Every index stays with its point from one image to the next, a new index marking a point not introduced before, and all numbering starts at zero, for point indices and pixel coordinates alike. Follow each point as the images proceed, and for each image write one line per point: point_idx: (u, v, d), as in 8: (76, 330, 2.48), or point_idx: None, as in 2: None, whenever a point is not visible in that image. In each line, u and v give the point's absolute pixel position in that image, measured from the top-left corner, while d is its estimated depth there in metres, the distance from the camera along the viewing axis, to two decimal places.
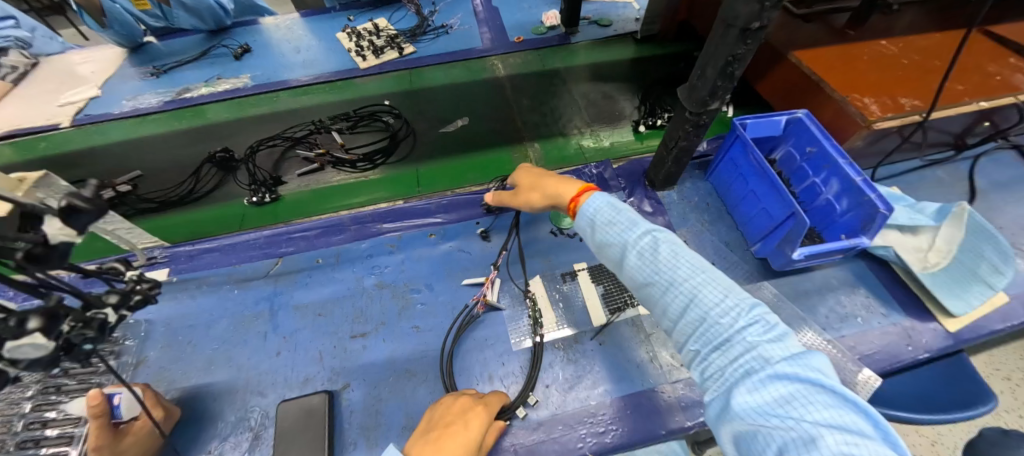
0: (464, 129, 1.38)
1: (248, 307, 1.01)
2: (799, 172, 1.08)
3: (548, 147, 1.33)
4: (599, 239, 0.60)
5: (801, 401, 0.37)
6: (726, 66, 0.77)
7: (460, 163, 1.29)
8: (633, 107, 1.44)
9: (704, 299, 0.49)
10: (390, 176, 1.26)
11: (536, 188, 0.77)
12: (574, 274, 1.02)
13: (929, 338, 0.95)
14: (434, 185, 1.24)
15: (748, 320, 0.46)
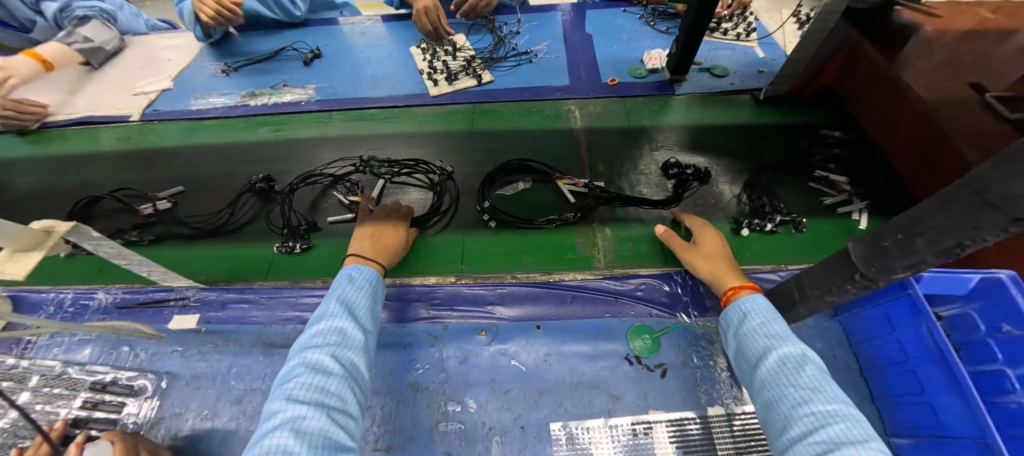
0: (524, 194, 1.19)
1: (269, 381, 0.90)
2: (979, 348, 0.80)
3: (625, 235, 1.09)
4: (745, 337, 0.67)
5: None
6: (955, 247, 0.51)
7: (517, 240, 1.10)
8: (734, 194, 1.15)
9: (826, 415, 0.49)
10: (434, 244, 1.10)
11: (698, 252, 0.92)
12: (648, 427, 0.81)
13: None
14: (479, 264, 1.06)
15: (864, 448, 0.44)
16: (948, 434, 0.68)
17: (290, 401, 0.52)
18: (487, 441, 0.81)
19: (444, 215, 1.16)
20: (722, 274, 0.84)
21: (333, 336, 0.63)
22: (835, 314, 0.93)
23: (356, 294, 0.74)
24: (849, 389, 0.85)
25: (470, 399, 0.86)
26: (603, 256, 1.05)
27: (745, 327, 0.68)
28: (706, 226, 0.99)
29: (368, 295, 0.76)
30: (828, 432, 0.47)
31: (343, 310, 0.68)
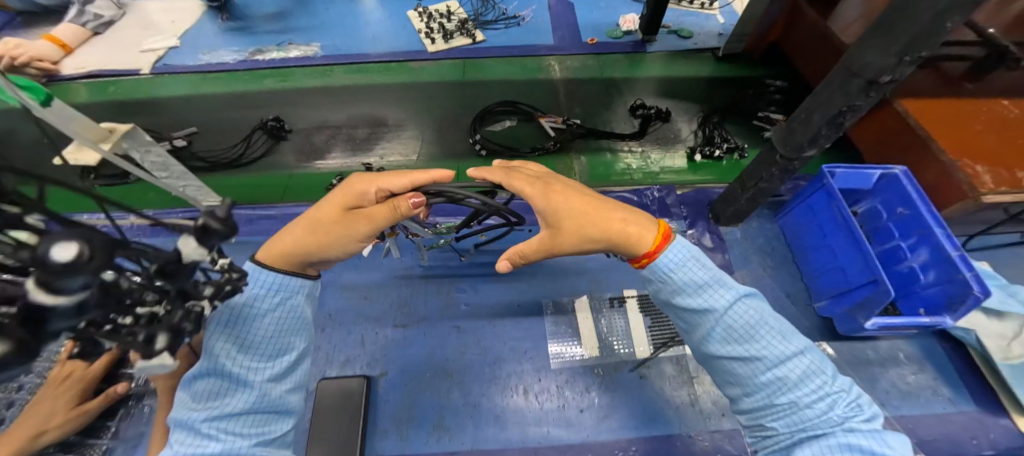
0: (511, 132, 1.36)
1: None
2: (882, 232, 1.00)
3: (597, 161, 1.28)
4: (678, 300, 0.58)
5: None
6: (837, 115, 0.71)
7: (504, 166, 1.27)
8: (690, 131, 1.36)
9: (793, 382, 0.53)
10: (434, 170, 1.27)
11: (552, 221, 0.60)
12: (622, 301, 0.99)
13: (995, 434, 0.87)
14: (472, 185, 1.23)
15: (835, 401, 0.52)
16: (853, 286, 0.88)
17: (218, 433, 0.49)
18: (490, 317, 0.98)
19: (442, 149, 1.33)
20: (591, 221, 0.59)
21: (214, 382, 0.51)
22: (774, 217, 1.12)
23: (231, 312, 0.54)
24: (783, 272, 1.05)
25: (474, 286, 1.02)
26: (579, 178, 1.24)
27: (682, 296, 0.57)
28: (512, 178, 0.63)
29: (276, 301, 0.56)
30: (796, 398, 0.53)
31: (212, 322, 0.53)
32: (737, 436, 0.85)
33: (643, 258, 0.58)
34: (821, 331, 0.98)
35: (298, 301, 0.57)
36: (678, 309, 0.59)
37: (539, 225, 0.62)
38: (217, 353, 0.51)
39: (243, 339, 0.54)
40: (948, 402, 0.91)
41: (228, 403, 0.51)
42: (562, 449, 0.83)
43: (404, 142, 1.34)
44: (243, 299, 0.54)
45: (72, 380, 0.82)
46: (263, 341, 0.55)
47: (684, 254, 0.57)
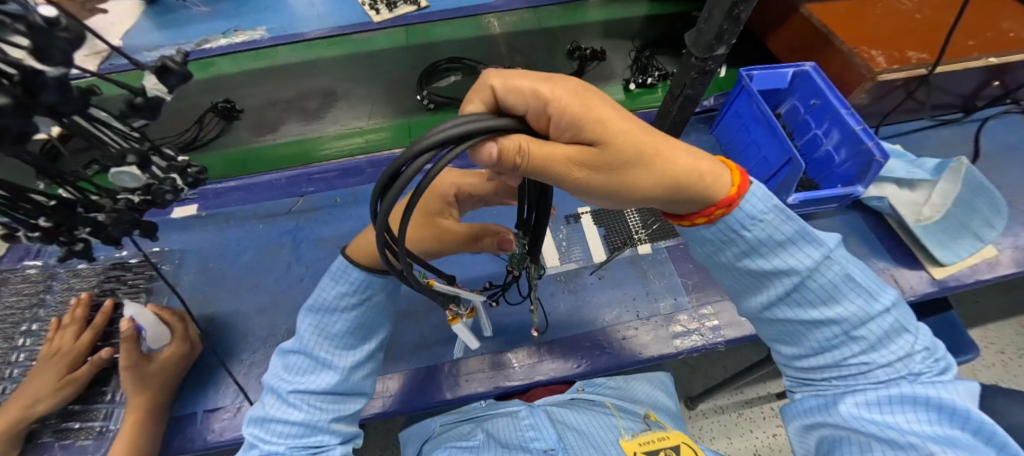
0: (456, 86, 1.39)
1: (273, 239, 1.09)
2: (802, 126, 1.10)
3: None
4: (752, 261, 0.51)
5: (916, 417, 0.46)
6: (732, 8, 0.78)
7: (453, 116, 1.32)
8: (625, 67, 1.46)
9: (862, 335, 0.51)
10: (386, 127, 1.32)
11: (605, 173, 0.40)
12: (578, 217, 1.09)
13: (915, 283, 0.98)
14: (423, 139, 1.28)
15: (907, 351, 0.50)
16: (776, 171, 0.97)
17: (295, 405, 0.62)
18: None
19: (392, 105, 1.35)
20: (660, 166, 0.41)
21: (307, 361, 0.66)
22: (710, 130, 1.22)
23: (330, 301, 0.66)
24: None
25: None
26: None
27: (752, 256, 0.50)
28: (539, 93, 0.38)
29: (360, 295, 0.66)
30: (863, 349, 0.51)
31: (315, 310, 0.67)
32: (688, 315, 0.95)
33: (716, 206, 0.46)
34: None
35: (377, 296, 0.68)
36: (746, 271, 0.52)
37: (587, 175, 0.40)
38: (316, 337, 0.66)
39: (329, 328, 0.66)
40: (873, 264, 1.02)
41: (315, 380, 0.65)
42: (534, 349, 0.94)
43: (354, 104, 1.35)
44: (339, 294, 0.66)
45: (61, 353, 0.86)
46: (343, 330, 0.67)
47: (769, 203, 0.47)
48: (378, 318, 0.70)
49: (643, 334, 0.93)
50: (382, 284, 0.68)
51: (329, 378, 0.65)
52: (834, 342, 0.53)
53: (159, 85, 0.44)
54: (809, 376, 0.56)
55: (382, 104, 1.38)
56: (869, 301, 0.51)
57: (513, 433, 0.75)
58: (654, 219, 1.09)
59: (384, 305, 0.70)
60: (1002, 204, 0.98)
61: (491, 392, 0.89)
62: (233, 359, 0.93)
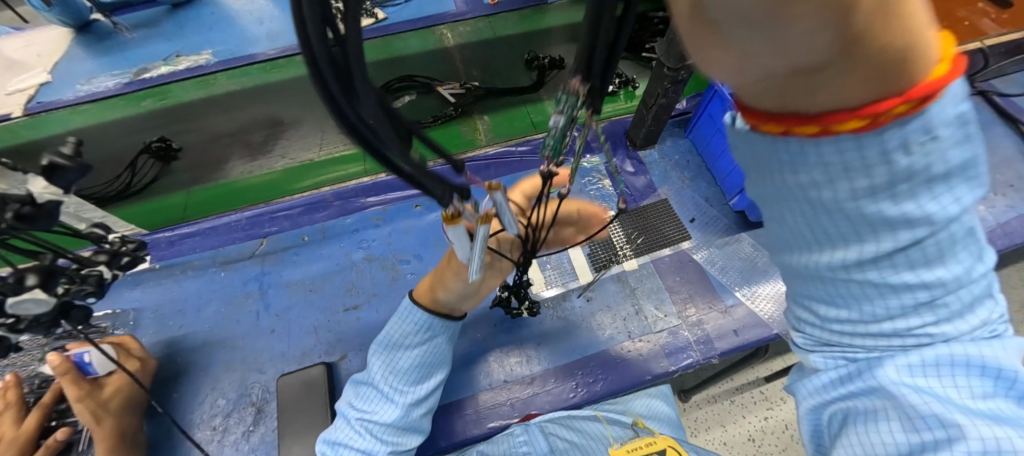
0: (410, 107, 1.36)
1: (238, 288, 1.02)
2: None
3: (499, 118, 1.38)
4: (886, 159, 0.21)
5: (964, 397, 0.29)
6: None
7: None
8: None
9: (964, 311, 0.28)
10: (343, 156, 1.27)
11: (750, 27, 0.16)
12: None
13: None
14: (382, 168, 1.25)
15: (982, 326, 0.29)
16: None
17: (359, 433, 0.71)
18: None
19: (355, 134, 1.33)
20: (873, 54, 0.17)
21: (374, 391, 0.75)
22: (685, 133, 1.21)
23: (396, 342, 0.77)
24: (701, 180, 1.14)
25: (418, 255, 1.05)
26: (485, 136, 1.35)
27: (875, 182, 0.22)
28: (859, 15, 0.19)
29: (424, 339, 0.77)
30: (954, 327, 0.29)
31: (386, 347, 0.78)
32: (680, 330, 0.93)
33: (904, 100, 0.19)
34: (737, 225, 1.07)
35: (439, 340, 0.78)
36: (851, 194, 0.23)
37: (706, 29, 0.18)
38: (385, 373, 0.75)
39: (397, 366, 0.75)
40: None
41: (382, 413, 0.73)
42: (527, 382, 0.90)
43: (314, 137, 1.31)
44: (405, 332, 0.77)
45: (7, 441, 0.76)
46: (410, 368, 0.75)
47: (960, 105, 0.20)
48: (438, 362, 0.78)
49: (636, 357, 0.91)
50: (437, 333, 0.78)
51: (393, 411, 0.73)
52: (906, 310, 0.29)
53: (50, 188, 0.46)
54: (830, 337, 0.34)
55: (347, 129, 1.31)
56: (986, 258, 0.27)
57: (507, 452, 0.75)
58: (637, 232, 1.07)
59: (445, 350, 0.80)
60: None
61: (484, 434, 0.85)
62: (205, 426, 0.86)
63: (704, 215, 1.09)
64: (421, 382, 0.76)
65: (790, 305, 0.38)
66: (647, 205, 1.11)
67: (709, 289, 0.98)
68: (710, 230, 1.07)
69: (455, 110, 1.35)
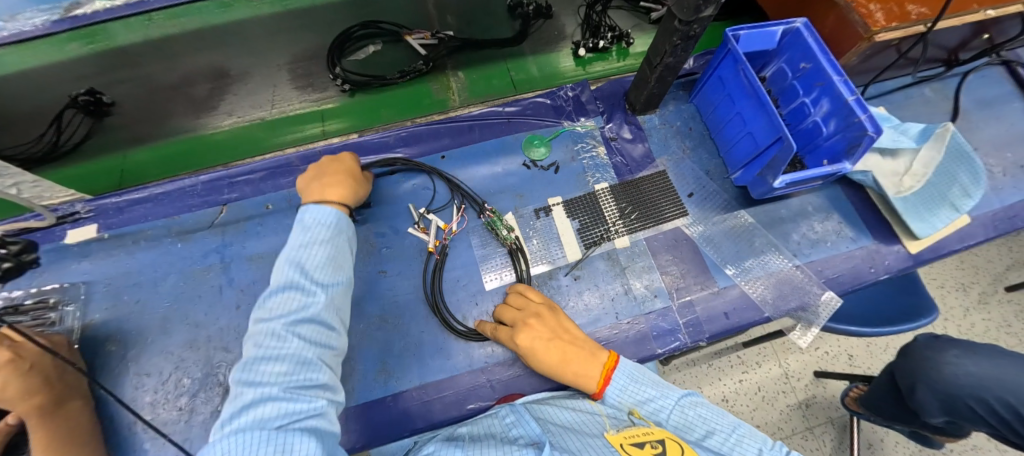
0: (374, 59, 1.23)
1: (197, 261, 0.94)
2: (789, 92, 0.99)
3: (476, 75, 1.23)
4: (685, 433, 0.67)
5: None
6: None
7: (373, 98, 1.18)
8: (575, 25, 1.31)
9: (745, 442, 0.64)
10: (297, 115, 1.16)
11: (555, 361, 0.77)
12: (548, 210, 0.99)
13: (891, 260, 0.95)
14: (340, 129, 1.14)
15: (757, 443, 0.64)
16: (763, 148, 0.88)
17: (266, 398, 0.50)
18: (416, 253, 0.95)
19: (310, 88, 1.19)
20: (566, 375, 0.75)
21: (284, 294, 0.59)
22: (689, 98, 1.10)
23: (300, 242, 0.65)
24: (701, 150, 1.06)
25: (393, 227, 0.97)
26: (458, 96, 1.20)
27: None
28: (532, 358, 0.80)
29: (281, 307, 0.58)
30: None
31: (296, 270, 0.62)
32: (669, 312, 0.89)
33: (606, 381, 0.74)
34: (738, 201, 1.01)
35: (293, 291, 0.60)
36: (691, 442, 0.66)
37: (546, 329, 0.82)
38: (277, 318, 0.57)
39: (264, 346, 0.55)
40: (852, 241, 0.97)
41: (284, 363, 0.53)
42: (508, 364, 0.87)
43: (265, 93, 1.17)
44: (314, 253, 0.64)
45: None
46: (273, 342, 0.55)
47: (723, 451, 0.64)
48: (309, 292, 0.60)
49: (622, 338, 0.87)
50: (291, 277, 0.61)
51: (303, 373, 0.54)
52: None
53: None
54: None
55: (300, 82, 1.19)
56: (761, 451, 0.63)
57: (497, 434, 0.72)
58: (631, 206, 1.00)
59: (306, 287, 0.61)
60: (979, 168, 0.94)
61: (463, 416, 0.83)
62: (170, 407, 0.82)
63: (703, 190, 1.01)
64: (294, 334, 0.56)
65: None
66: (643, 177, 1.03)
67: (702, 270, 0.93)
68: (709, 206, 1.00)
69: (427, 64, 1.20)
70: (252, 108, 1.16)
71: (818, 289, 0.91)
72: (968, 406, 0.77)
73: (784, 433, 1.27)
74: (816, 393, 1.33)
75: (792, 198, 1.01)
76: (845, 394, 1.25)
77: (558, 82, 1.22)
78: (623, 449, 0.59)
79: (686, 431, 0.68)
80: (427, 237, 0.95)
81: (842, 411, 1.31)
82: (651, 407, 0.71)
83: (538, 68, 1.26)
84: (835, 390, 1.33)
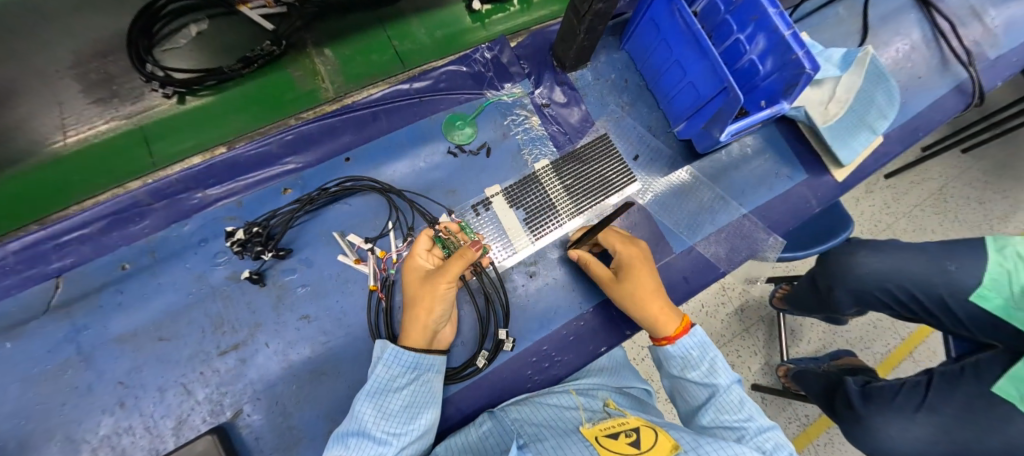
0: (202, 44, 0.98)
1: (43, 359, 0.70)
2: (722, 27, 0.91)
3: (350, 51, 1.02)
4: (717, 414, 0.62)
5: None
6: None
7: (212, 102, 0.95)
8: None
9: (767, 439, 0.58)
10: (111, 144, 0.89)
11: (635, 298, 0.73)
12: (488, 203, 0.86)
13: (822, 193, 0.98)
14: (175, 152, 0.91)
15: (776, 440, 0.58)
16: (706, 100, 0.81)
17: None
18: (340, 287, 0.79)
19: (117, 99, 0.92)
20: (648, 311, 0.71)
21: (376, 388, 0.65)
22: (620, 44, 0.98)
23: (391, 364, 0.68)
24: (640, 105, 0.97)
25: (305, 260, 0.79)
26: (330, 83, 1.00)
27: None
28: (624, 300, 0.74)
29: (414, 377, 0.68)
30: None
31: (389, 370, 0.67)
32: None
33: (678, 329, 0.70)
34: (682, 156, 0.96)
35: (431, 375, 0.69)
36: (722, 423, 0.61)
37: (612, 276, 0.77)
38: (369, 406, 0.63)
39: (390, 408, 0.64)
40: (789, 180, 0.98)
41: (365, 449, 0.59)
42: (476, 385, 0.79)
43: (49, 115, 0.89)
44: (399, 368, 0.67)
45: None
46: (401, 411, 0.64)
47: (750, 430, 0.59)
48: (438, 403, 0.69)
49: (588, 328, 0.84)
50: (434, 361, 0.70)
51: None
52: None
53: None
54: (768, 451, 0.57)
55: (99, 93, 0.92)
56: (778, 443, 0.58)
57: (479, 444, 0.67)
58: (577, 181, 0.90)
59: (438, 388, 0.71)
60: (894, 91, 0.98)
61: None
62: None
63: (647, 149, 0.94)
64: (417, 421, 0.64)
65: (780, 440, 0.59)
66: (584, 145, 0.93)
67: (658, 239, 0.90)
68: (655, 167, 0.94)
69: (278, 43, 0.97)
70: (47, 141, 0.88)
71: (764, 234, 0.93)
72: (875, 296, 0.81)
73: (724, 339, 1.35)
74: (748, 298, 1.39)
75: (733, 144, 0.98)
76: (772, 295, 1.30)
77: (455, 50, 1.05)
78: (598, 443, 0.54)
79: (722, 411, 0.62)
80: (368, 269, 0.79)
81: (769, 308, 1.38)
82: (711, 371, 0.65)
83: (426, 31, 1.05)
84: (764, 292, 1.40)
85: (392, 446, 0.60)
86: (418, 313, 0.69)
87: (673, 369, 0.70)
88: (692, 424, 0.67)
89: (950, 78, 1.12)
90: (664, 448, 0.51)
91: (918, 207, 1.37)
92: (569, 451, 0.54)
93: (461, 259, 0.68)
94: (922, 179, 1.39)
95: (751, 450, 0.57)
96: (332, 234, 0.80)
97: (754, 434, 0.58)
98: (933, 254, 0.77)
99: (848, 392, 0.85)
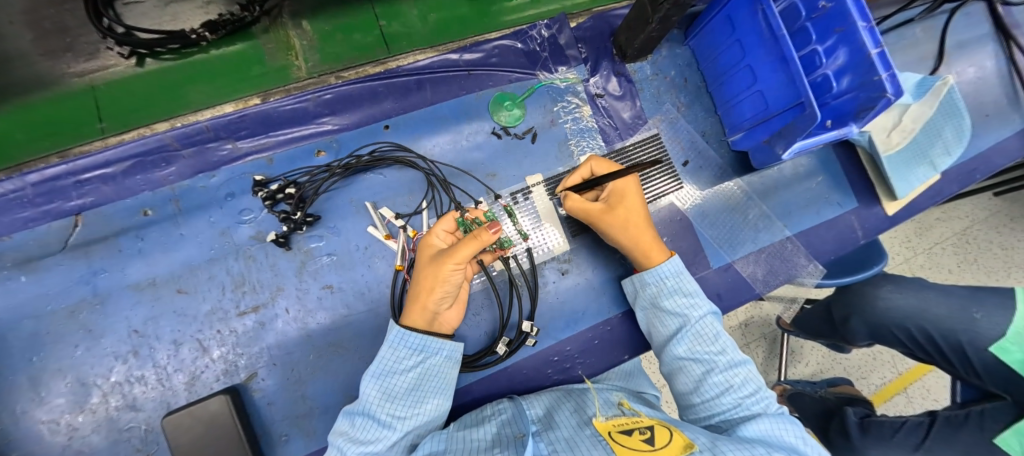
0: (166, 1, 0.92)
1: (61, 296, 0.68)
2: (800, 35, 0.84)
3: (330, 26, 0.96)
4: (687, 347, 0.65)
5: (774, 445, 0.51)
6: None
7: (173, 67, 0.91)
8: None
9: (735, 373, 0.60)
10: (60, 100, 0.87)
11: (625, 231, 0.70)
12: (528, 192, 0.82)
13: (870, 225, 0.93)
14: (128, 120, 0.88)
15: (742, 375, 0.60)
16: (773, 112, 0.75)
17: (353, 442, 0.56)
18: (367, 261, 0.76)
19: (70, 54, 0.88)
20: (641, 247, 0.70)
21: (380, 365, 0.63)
22: (686, 39, 0.92)
23: (394, 342, 0.64)
24: (697, 108, 0.92)
25: (333, 228, 0.75)
26: (304, 61, 0.95)
27: (694, 393, 0.62)
28: (619, 236, 0.70)
29: (420, 359, 0.65)
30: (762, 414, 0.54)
31: (394, 349, 0.64)
32: None
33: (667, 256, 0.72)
34: (732, 166, 0.92)
35: (437, 359, 0.66)
36: (688, 354, 0.64)
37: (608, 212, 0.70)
38: (375, 382, 0.62)
39: (395, 390, 0.62)
40: (838, 207, 0.93)
41: (369, 429, 0.58)
42: (495, 376, 0.78)
43: (12, 63, 0.86)
44: (405, 351, 0.64)
45: None
46: (406, 393, 0.62)
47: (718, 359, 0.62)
48: (447, 390, 0.67)
49: (616, 334, 0.81)
50: (443, 345, 0.66)
51: (385, 437, 0.57)
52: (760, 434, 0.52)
53: None
54: (726, 382, 0.60)
55: (52, 45, 0.88)
56: (745, 377, 0.60)
57: (485, 418, 0.67)
58: None
59: (447, 373, 0.68)
60: (965, 131, 0.92)
61: None
62: None
63: (698, 156, 0.90)
64: (422, 404, 0.62)
65: (744, 370, 0.61)
66: (633, 143, 0.88)
67: (697, 251, 0.87)
68: (703, 176, 0.90)
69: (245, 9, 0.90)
70: (38, 83, 0.86)
71: (804, 260, 0.90)
72: (892, 334, 0.79)
73: None
74: (754, 314, 1.28)
75: (787, 162, 0.93)
76: (778, 321, 1.23)
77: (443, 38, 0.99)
78: (611, 438, 0.50)
79: (698, 339, 0.64)
80: (397, 246, 0.75)
81: (775, 327, 1.28)
82: (688, 303, 0.67)
83: (419, 13, 0.99)
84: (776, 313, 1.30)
85: (396, 430, 0.59)
86: (422, 296, 0.66)
87: (648, 298, 0.71)
88: (664, 353, 0.68)
89: (1016, 122, 1.06)
90: (678, 446, 0.45)
91: (938, 245, 1.29)
92: (582, 448, 0.50)
93: (475, 241, 0.64)
94: (948, 217, 1.30)
95: (718, 380, 0.60)
96: (364, 204, 0.76)
97: (723, 366, 0.61)
98: (963, 299, 0.75)
99: (844, 422, 0.82)
